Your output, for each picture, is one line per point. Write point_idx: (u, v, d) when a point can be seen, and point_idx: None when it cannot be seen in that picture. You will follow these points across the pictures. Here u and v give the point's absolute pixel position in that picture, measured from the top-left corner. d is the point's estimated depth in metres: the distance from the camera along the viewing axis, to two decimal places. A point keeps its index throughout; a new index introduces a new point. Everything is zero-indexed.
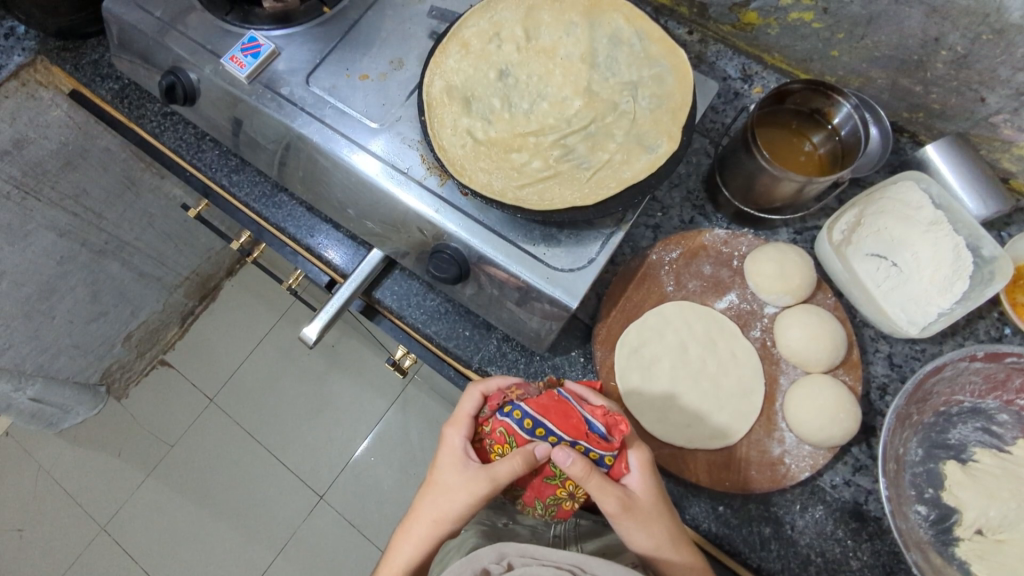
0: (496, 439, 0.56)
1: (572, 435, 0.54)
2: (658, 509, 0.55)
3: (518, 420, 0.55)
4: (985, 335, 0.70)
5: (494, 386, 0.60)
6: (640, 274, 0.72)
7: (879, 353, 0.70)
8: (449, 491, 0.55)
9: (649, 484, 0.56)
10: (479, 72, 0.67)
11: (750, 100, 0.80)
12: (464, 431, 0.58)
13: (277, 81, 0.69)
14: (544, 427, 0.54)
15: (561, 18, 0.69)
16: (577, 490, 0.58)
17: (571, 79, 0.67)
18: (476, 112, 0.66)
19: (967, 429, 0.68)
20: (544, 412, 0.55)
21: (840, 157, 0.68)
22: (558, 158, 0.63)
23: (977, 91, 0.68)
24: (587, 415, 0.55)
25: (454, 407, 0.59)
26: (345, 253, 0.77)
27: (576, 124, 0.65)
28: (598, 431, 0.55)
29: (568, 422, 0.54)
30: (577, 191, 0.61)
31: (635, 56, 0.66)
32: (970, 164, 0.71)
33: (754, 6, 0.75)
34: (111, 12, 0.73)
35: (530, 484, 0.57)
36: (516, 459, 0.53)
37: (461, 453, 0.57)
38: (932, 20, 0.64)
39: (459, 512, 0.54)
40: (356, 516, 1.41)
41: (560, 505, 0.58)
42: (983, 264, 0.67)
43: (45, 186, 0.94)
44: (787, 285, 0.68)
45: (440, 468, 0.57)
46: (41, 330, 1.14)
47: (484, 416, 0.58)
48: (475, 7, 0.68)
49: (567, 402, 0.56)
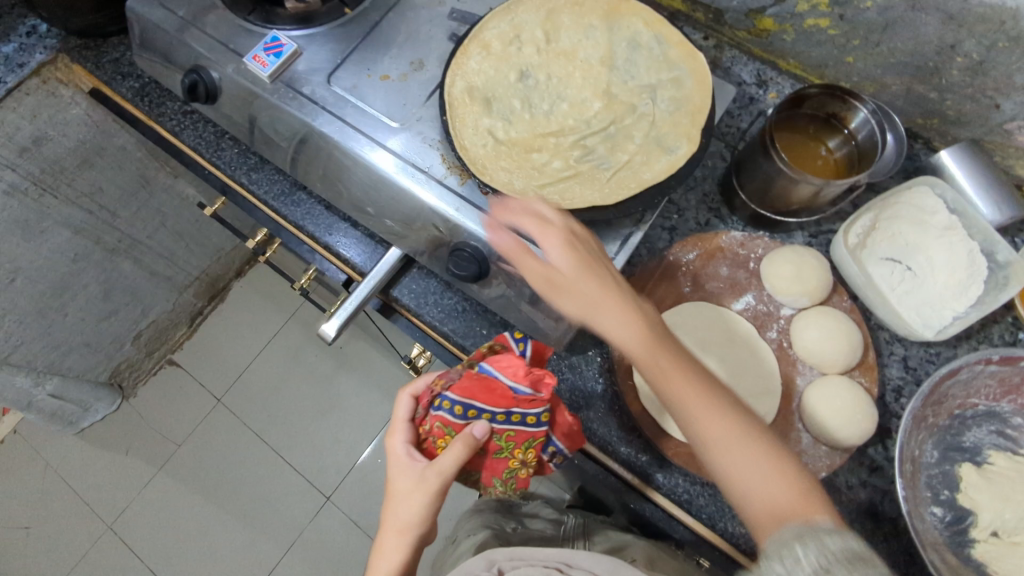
0: (436, 434, 0.61)
1: (501, 405, 0.59)
2: (579, 256, 0.56)
3: (450, 411, 0.59)
4: (999, 339, 0.71)
5: (422, 385, 0.64)
6: (657, 275, 0.72)
7: (894, 356, 0.71)
8: (405, 496, 0.59)
9: (566, 256, 0.56)
10: (500, 73, 0.67)
11: (767, 105, 0.80)
12: (404, 435, 0.62)
13: (299, 80, 0.70)
14: (474, 409, 0.59)
15: (581, 22, 0.70)
16: (527, 456, 0.62)
17: (591, 82, 0.68)
18: (497, 112, 0.66)
19: (982, 432, 0.68)
20: (470, 395, 0.59)
21: (857, 162, 0.69)
22: (578, 158, 0.64)
23: (992, 98, 0.69)
24: (511, 382, 0.58)
25: (391, 416, 0.64)
26: (363, 252, 0.77)
27: (596, 126, 0.65)
28: (525, 392, 0.58)
29: (494, 395, 0.59)
30: (597, 191, 0.62)
31: (654, 59, 0.68)
32: (984, 170, 0.71)
33: (769, 13, 0.76)
34: (135, 11, 0.74)
35: (483, 463, 0.62)
36: (457, 446, 0.57)
37: (406, 457, 0.61)
38: (948, 27, 0.65)
39: (420, 513, 0.59)
40: (361, 516, 1.40)
41: (517, 474, 0.63)
42: (999, 269, 0.68)
43: (62, 183, 0.96)
44: (804, 286, 0.68)
45: (393, 477, 0.61)
46: (53, 327, 1.16)
47: (420, 416, 0.63)
48: (497, 9, 0.69)
49: (488, 375, 0.59)
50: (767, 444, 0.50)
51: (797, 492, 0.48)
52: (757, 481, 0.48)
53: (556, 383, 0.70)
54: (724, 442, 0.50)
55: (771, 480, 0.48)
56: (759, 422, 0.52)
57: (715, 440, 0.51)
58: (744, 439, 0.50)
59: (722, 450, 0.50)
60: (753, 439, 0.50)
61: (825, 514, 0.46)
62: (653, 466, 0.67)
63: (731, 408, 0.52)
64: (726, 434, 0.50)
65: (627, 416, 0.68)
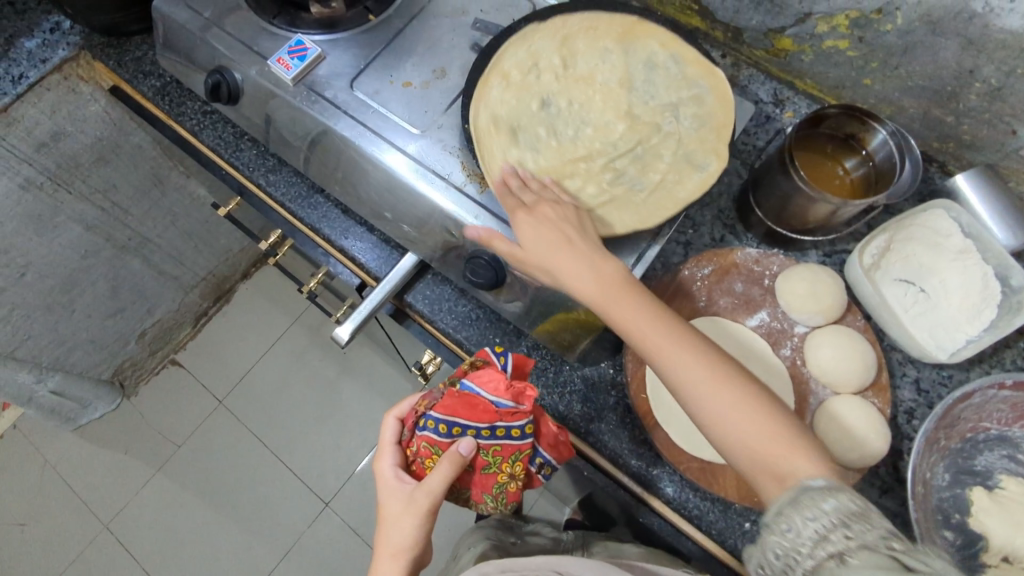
0: (423, 454, 0.61)
1: (484, 420, 0.59)
2: (545, 228, 0.59)
3: (435, 430, 0.59)
4: (1012, 364, 0.71)
5: (406, 407, 0.64)
6: (671, 289, 0.72)
7: (906, 378, 0.71)
8: (396, 520, 0.59)
9: (531, 234, 0.59)
10: (522, 103, 0.67)
11: (783, 123, 0.81)
12: (391, 459, 0.62)
13: (322, 84, 0.70)
14: (458, 426, 0.59)
15: (595, 45, 0.69)
16: (516, 470, 0.62)
17: (612, 105, 0.68)
18: (524, 142, 0.66)
19: (994, 456, 0.68)
20: (453, 412, 0.59)
21: (874, 183, 0.69)
22: (611, 182, 0.64)
23: (1009, 124, 0.69)
24: (491, 397, 0.59)
25: (377, 440, 0.64)
26: (377, 257, 0.77)
27: (623, 147, 0.66)
28: (507, 406, 0.59)
29: (477, 411, 0.59)
30: (633, 216, 0.63)
31: (672, 78, 0.68)
32: (999, 195, 0.71)
33: (789, 33, 0.77)
34: (160, 11, 0.74)
35: (473, 480, 0.62)
36: (444, 464, 0.57)
37: (394, 479, 0.61)
38: (968, 52, 0.66)
39: (413, 535, 0.58)
40: (359, 524, 1.39)
41: (507, 490, 0.63)
42: (1012, 294, 0.67)
43: (77, 179, 0.96)
44: (818, 304, 0.68)
45: (384, 501, 0.61)
46: (59, 323, 1.16)
47: (405, 438, 0.63)
48: (513, 37, 0.68)
49: (469, 392, 0.59)
50: (745, 390, 0.53)
51: (767, 436, 0.51)
52: (738, 429, 0.52)
53: (568, 394, 0.70)
54: (702, 389, 0.53)
55: (750, 425, 0.52)
56: (731, 366, 0.55)
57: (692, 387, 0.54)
58: (711, 388, 0.53)
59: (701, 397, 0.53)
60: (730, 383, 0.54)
61: (810, 465, 0.50)
62: (664, 480, 0.67)
63: (705, 356, 0.55)
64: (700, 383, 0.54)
65: (639, 430, 0.68)
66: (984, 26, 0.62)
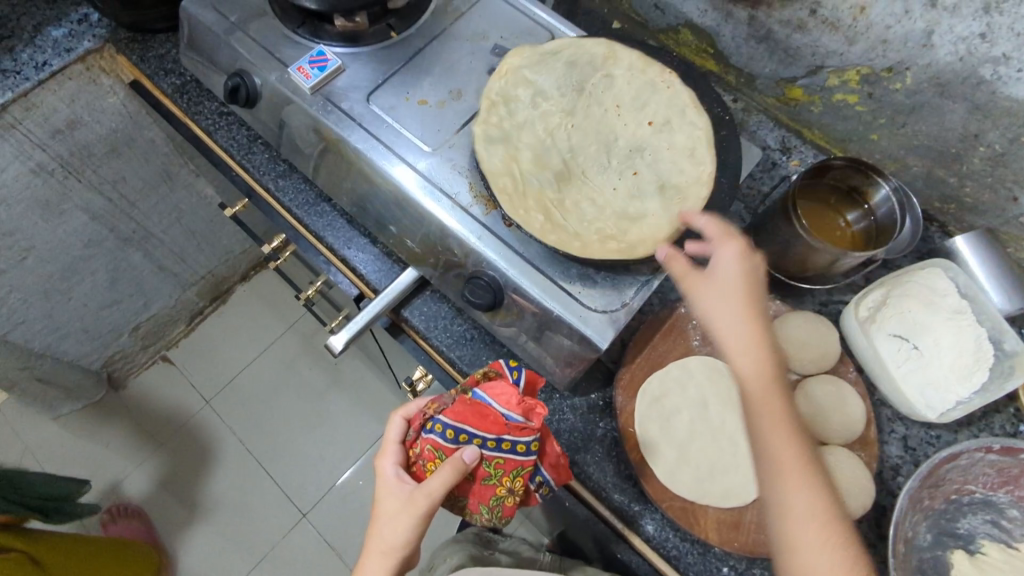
0: (426, 457, 0.61)
1: (493, 431, 0.59)
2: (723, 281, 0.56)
3: (441, 434, 0.59)
4: (1000, 429, 0.71)
5: (414, 410, 0.65)
6: (666, 327, 0.73)
7: (894, 435, 0.71)
8: (392, 518, 0.59)
9: (738, 264, 0.56)
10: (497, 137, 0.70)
11: (789, 171, 0.80)
12: (395, 458, 0.62)
13: (339, 95, 0.71)
14: (465, 433, 0.59)
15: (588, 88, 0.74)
16: (516, 485, 0.61)
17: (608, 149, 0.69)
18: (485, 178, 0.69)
19: (977, 520, 0.67)
20: (462, 419, 0.59)
21: (875, 237, 0.70)
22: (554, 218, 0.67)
23: (1011, 190, 0.70)
24: (503, 409, 0.60)
25: (382, 438, 0.64)
26: (378, 269, 0.78)
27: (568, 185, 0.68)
28: (516, 420, 0.59)
29: (486, 420, 0.59)
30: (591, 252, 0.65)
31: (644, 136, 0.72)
32: (999, 261, 0.72)
33: (800, 82, 0.80)
34: (188, 11, 0.76)
35: (472, 489, 0.61)
36: (447, 470, 0.57)
37: (395, 478, 0.61)
38: (974, 117, 0.67)
39: (406, 535, 0.58)
40: (335, 539, 1.37)
41: (504, 504, 0.61)
42: (1004, 358, 0.68)
43: (89, 167, 0.97)
44: (811, 353, 0.69)
45: (381, 498, 0.61)
46: (56, 309, 1.17)
47: (410, 439, 0.62)
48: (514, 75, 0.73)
49: (479, 402, 0.60)
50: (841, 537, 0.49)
51: None
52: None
53: (556, 423, 0.70)
54: (793, 521, 0.50)
55: None
56: (845, 513, 0.51)
57: (792, 519, 0.50)
58: (824, 523, 0.49)
59: (791, 545, 0.50)
60: (835, 539, 0.49)
61: None
62: (645, 517, 0.66)
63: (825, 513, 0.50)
64: (810, 507, 0.50)
65: (625, 464, 0.68)
66: (991, 92, 0.64)
